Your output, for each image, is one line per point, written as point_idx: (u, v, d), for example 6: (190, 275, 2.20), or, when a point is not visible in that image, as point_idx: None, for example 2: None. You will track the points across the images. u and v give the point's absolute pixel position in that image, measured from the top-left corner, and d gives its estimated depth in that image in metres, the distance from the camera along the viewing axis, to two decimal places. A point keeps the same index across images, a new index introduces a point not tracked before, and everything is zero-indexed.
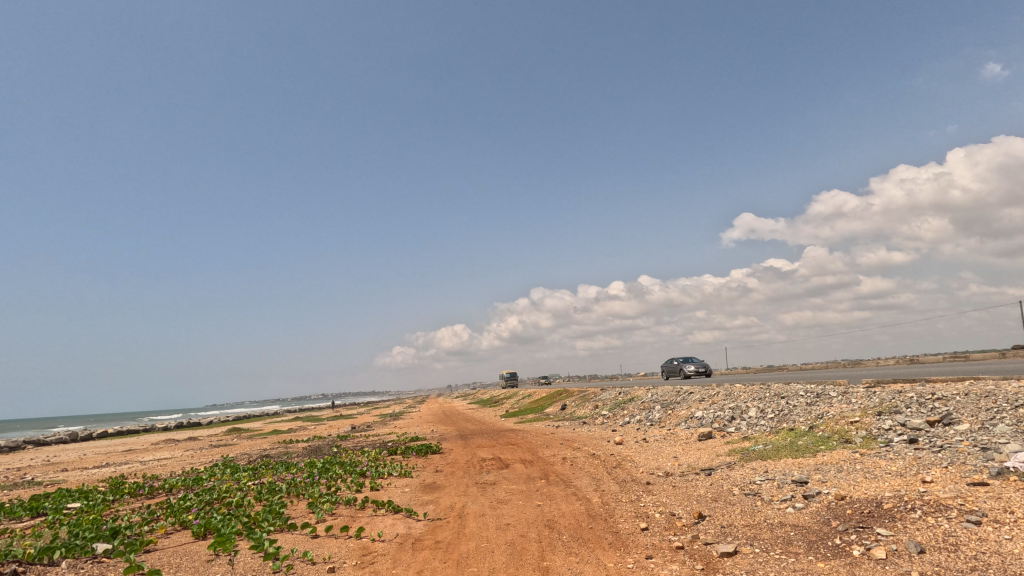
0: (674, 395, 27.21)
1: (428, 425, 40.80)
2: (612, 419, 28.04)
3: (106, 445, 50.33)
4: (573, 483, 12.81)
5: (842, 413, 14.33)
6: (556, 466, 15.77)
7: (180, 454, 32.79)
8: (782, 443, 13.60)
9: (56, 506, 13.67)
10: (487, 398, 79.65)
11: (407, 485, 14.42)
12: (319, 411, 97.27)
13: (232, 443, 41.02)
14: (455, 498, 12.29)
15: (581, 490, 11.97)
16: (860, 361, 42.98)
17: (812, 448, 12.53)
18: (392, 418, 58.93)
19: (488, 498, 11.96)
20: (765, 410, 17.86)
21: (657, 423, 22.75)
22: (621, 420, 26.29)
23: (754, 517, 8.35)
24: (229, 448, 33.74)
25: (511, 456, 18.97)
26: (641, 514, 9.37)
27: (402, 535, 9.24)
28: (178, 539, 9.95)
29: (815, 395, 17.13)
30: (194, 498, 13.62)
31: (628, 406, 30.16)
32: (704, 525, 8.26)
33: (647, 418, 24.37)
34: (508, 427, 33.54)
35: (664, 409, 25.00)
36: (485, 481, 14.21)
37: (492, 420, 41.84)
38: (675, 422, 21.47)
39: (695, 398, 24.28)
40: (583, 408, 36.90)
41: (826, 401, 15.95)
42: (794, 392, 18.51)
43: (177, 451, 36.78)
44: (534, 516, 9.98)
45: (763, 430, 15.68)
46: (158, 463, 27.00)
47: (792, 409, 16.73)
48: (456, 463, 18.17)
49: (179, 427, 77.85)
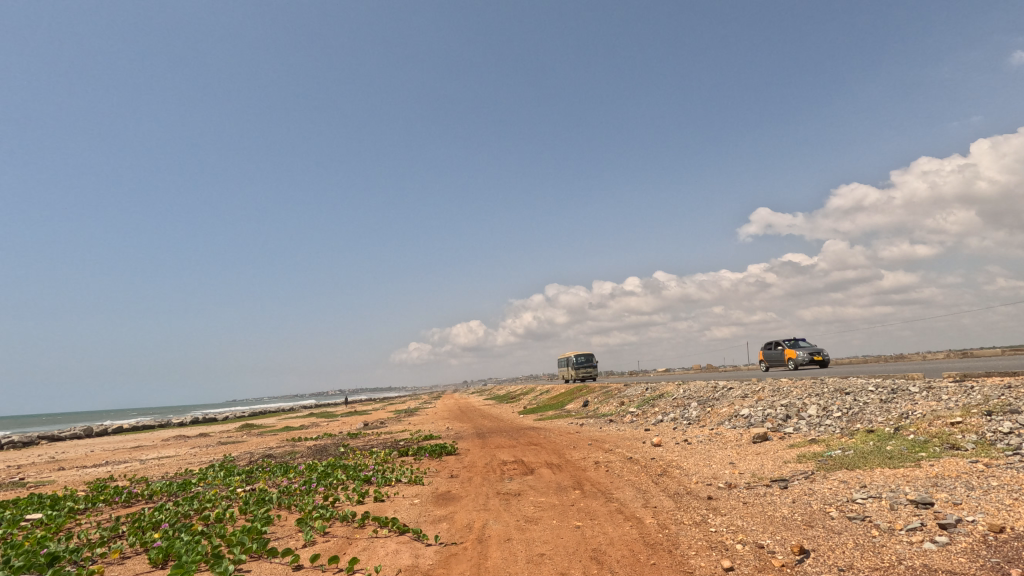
0: (710, 392, 24.84)
1: (442, 422, 39.03)
2: (643, 417, 25.69)
3: (114, 443, 48.66)
4: (615, 497, 10.61)
5: (936, 412, 11.95)
6: (590, 473, 13.53)
7: (181, 453, 30.90)
8: (867, 448, 11.27)
9: (13, 516, 11.83)
10: (503, 394, 77.82)
11: (417, 495, 12.39)
12: (333, 408, 95.59)
13: (241, 440, 39.65)
14: (473, 514, 10.21)
15: (628, 507, 9.74)
16: (905, 355, 40.11)
17: (911, 454, 10.20)
18: (405, 415, 56.63)
19: (512, 516, 9.79)
20: (829, 408, 15.46)
21: (695, 422, 20.47)
22: (652, 419, 23.92)
23: (882, 557, 6.13)
24: (234, 447, 32.20)
25: (535, 459, 16.80)
26: (718, 546, 7.19)
27: (407, 571, 7.19)
28: (130, 569, 8.00)
29: (890, 391, 14.70)
30: (170, 509, 11.70)
31: (658, 403, 27.95)
32: (815, 567, 6.07)
33: (682, 416, 22.15)
34: (528, 424, 31.55)
35: (701, 407, 22.57)
36: (507, 492, 12.04)
37: (510, 417, 39.85)
38: (717, 421, 19.17)
39: (736, 394, 21.98)
40: (607, 405, 34.43)
41: (907, 398, 13.58)
42: (862, 388, 16.07)
43: (182, 449, 35.36)
44: (574, 545, 7.88)
45: (833, 432, 13.38)
46: (155, 464, 25.11)
47: (864, 407, 14.34)
48: (474, 468, 16.04)
49: (191, 425, 76.29)
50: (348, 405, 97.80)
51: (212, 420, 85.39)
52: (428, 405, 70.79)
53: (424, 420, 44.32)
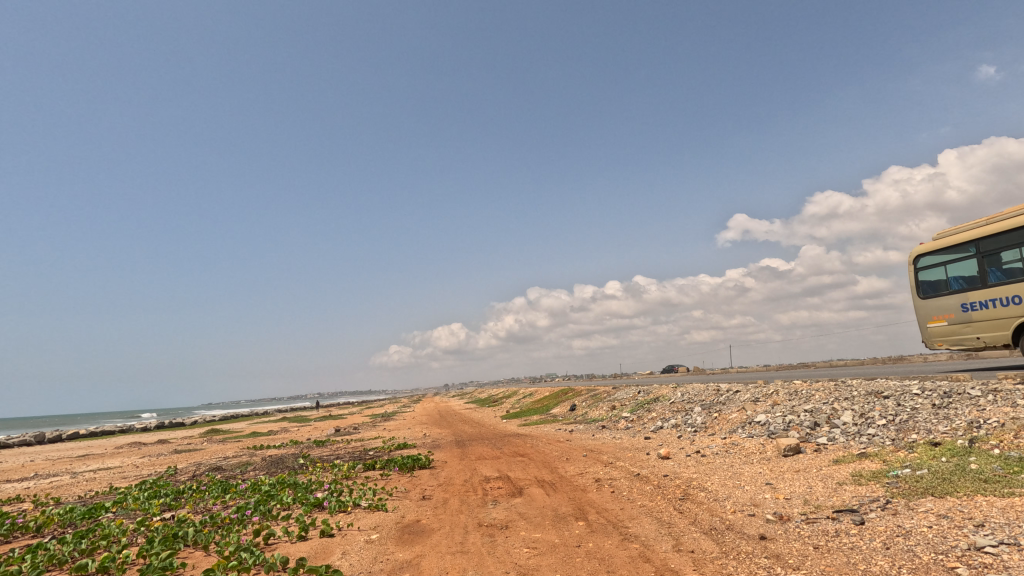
0: (714, 395, 22.60)
1: (420, 428, 36.38)
2: (639, 423, 23.31)
3: (61, 450, 44.71)
4: (634, 535, 8.10)
5: (1020, 421, 9.74)
6: (593, 496, 11.04)
7: (123, 464, 27.52)
8: (945, 466, 8.96)
9: None
10: (484, 397, 75.28)
11: (377, 528, 9.76)
12: (307, 411, 91.68)
13: (198, 448, 36.38)
14: (445, 562, 7.59)
15: (655, 552, 7.22)
16: (905, 358, 38.47)
17: (1014, 476, 7.88)
18: (380, 419, 53.42)
19: (499, 566, 7.19)
20: (868, 414, 13.21)
21: (702, 430, 18.18)
22: (651, 426, 21.51)
23: None
24: (186, 456, 29.05)
25: (523, 474, 14.28)
26: None
27: None
28: None
29: (943, 395, 12.54)
30: (46, 550, 8.91)
31: (654, 408, 25.63)
32: None
33: (686, 423, 19.84)
34: (511, 431, 29.03)
35: (707, 413, 20.19)
36: (491, 525, 9.46)
37: (492, 422, 37.29)
38: (730, 429, 16.87)
39: (746, 399, 19.78)
40: (597, 410, 31.95)
41: (973, 405, 11.33)
42: (902, 390, 13.89)
43: (131, 458, 32.07)
44: None
45: (884, 445, 11.09)
46: (85, 478, 21.82)
47: (914, 414, 12.13)
48: (450, 486, 13.42)
49: (151, 430, 71.68)
50: (321, 409, 94.08)
51: (177, 425, 80.84)
52: (406, 409, 67.68)
53: (401, 425, 41.45)
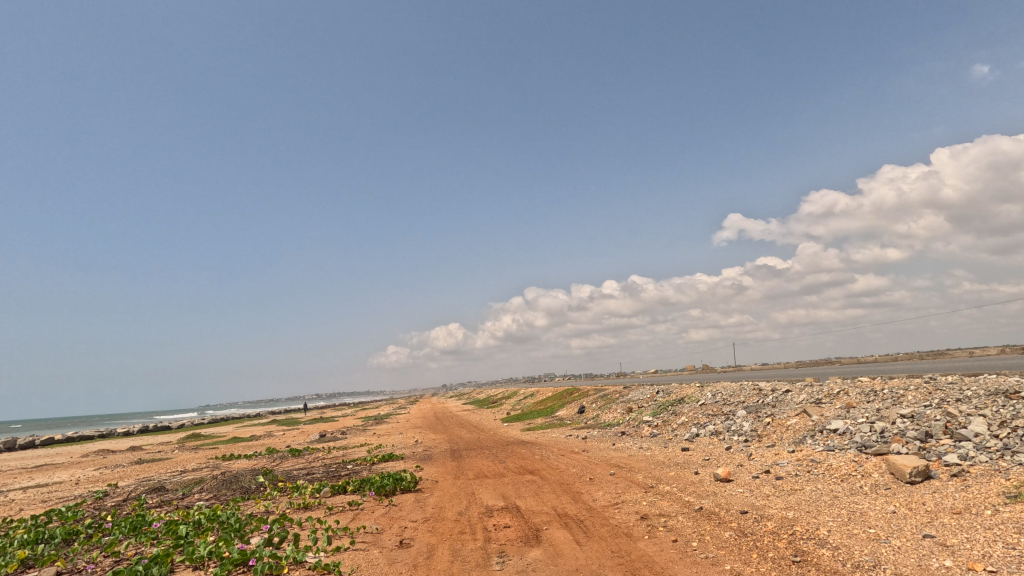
0: (757, 396, 18.92)
1: (412, 434, 32.63)
2: (667, 430, 19.60)
3: (19, 459, 40.68)
4: None
5: None
6: (650, 553, 7.35)
7: (64, 480, 23.67)
8: None
9: None
10: (482, 398, 71.86)
11: None
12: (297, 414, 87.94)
13: (162, 458, 32.50)
14: None
15: None
16: (946, 352, 34.86)
17: None
18: (371, 423, 49.65)
19: None
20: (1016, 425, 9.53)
21: (756, 440, 14.50)
22: (684, 433, 17.83)
23: None
24: (140, 471, 25.17)
25: (537, 505, 10.59)
26: None
27: None
28: None
29: None
30: None
31: (681, 410, 21.96)
32: None
33: (731, 430, 16.14)
34: (513, 437, 25.32)
35: (754, 417, 16.50)
36: None
37: (491, 426, 33.65)
38: (799, 441, 13.16)
39: (804, 400, 16.10)
40: (610, 412, 28.21)
41: None
42: None
43: (82, 471, 28.16)
44: None
45: None
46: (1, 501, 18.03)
47: None
48: (439, 526, 9.72)
49: (130, 434, 67.69)
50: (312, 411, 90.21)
51: (160, 428, 76.76)
52: (400, 412, 64.02)
53: (393, 430, 37.75)
